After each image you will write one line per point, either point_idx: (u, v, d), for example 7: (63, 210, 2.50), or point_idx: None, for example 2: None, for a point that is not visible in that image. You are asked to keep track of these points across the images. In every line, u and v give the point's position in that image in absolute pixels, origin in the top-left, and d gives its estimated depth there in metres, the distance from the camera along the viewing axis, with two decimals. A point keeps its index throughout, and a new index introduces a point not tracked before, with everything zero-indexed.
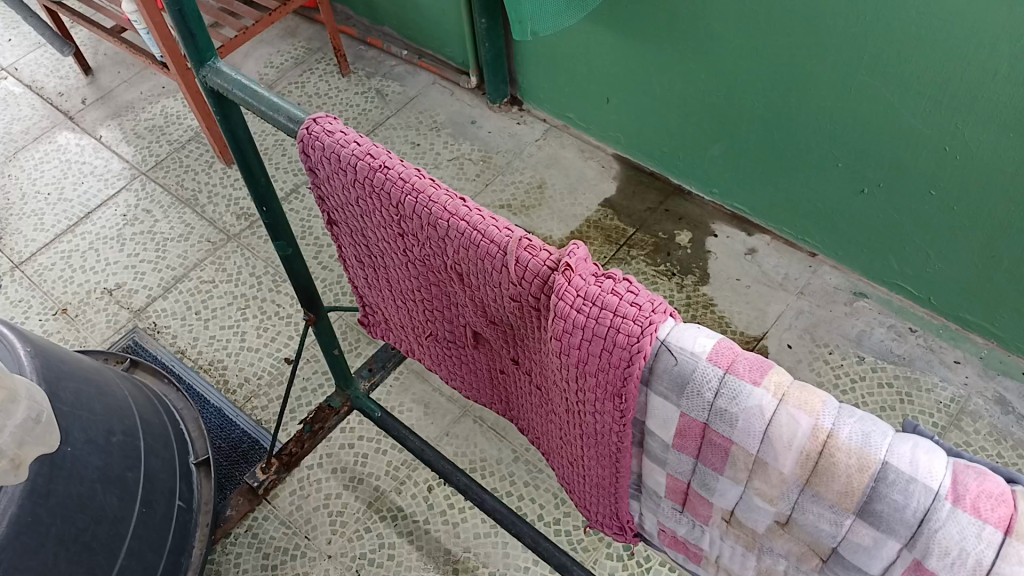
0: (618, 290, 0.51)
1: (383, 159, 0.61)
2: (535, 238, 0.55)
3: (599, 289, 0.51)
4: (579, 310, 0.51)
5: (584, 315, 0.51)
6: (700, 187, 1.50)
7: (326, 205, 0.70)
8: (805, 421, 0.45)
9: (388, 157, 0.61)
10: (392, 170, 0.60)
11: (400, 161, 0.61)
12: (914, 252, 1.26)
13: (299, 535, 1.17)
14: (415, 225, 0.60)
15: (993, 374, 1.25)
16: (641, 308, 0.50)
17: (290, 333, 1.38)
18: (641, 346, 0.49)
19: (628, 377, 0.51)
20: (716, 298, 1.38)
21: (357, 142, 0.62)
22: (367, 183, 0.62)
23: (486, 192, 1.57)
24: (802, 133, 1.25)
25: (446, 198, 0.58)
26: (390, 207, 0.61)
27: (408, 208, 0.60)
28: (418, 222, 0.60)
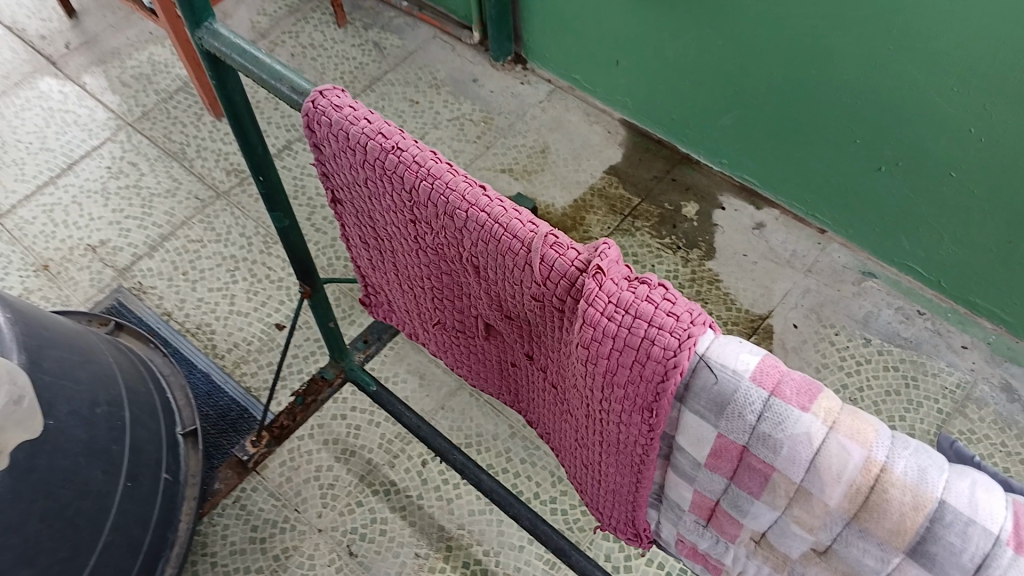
0: (653, 297, 0.47)
1: (396, 139, 0.56)
2: (562, 235, 0.50)
3: (633, 296, 0.47)
4: (609, 319, 0.48)
5: (613, 325, 0.48)
6: (708, 157, 1.45)
7: (329, 184, 0.65)
8: (858, 452, 0.42)
9: (402, 138, 0.56)
10: (406, 152, 0.55)
11: (414, 141, 0.56)
12: (927, 232, 1.22)
13: (289, 508, 1.13)
14: (431, 215, 0.56)
15: (1000, 360, 1.22)
16: (679, 318, 0.46)
17: (281, 297, 1.33)
18: (678, 361, 0.46)
19: (660, 389, 0.47)
20: (721, 274, 1.34)
21: (367, 121, 0.57)
22: (377, 165, 0.57)
23: (486, 155, 1.51)
24: (822, 106, 1.20)
25: (465, 188, 0.53)
26: (403, 193, 0.57)
27: (423, 196, 0.55)
28: (433, 211, 0.55)
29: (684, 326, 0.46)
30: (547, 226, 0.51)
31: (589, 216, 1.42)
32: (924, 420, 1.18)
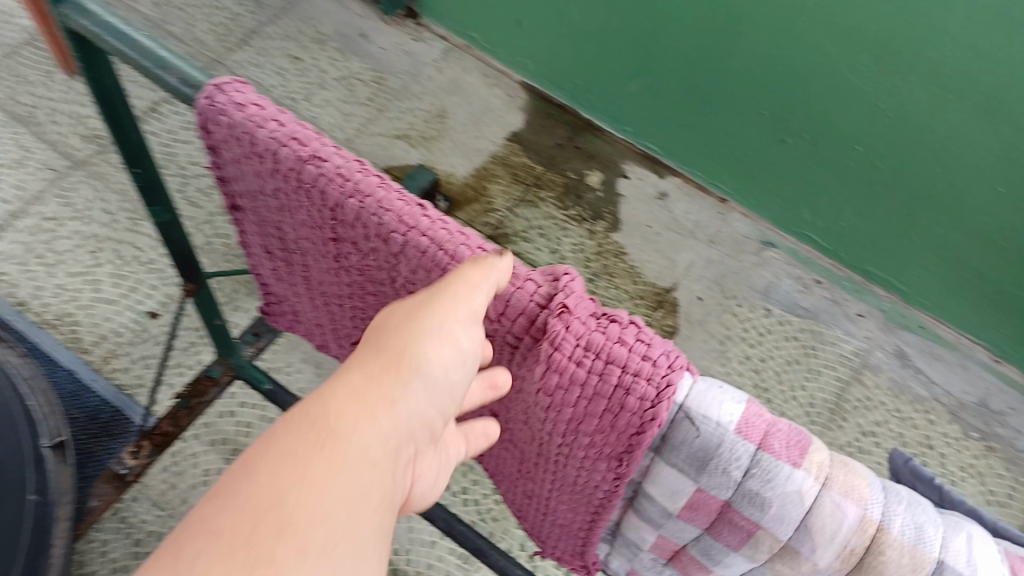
0: (626, 338, 0.41)
1: (315, 147, 0.48)
2: (518, 265, 0.44)
3: (603, 338, 0.42)
4: (577, 362, 0.42)
5: (581, 370, 0.42)
6: (611, 124, 1.41)
7: (227, 188, 0.56)
8: (853, 511, 0.39)
9: (322, 145, 0.48)
10: (327, 162, 0.47)
11: (335, 148, 0.48)
12: (829, 203, 1.23)
13: (176, 517, 1.04)
14: (358, 235, 0.49)
15: (894, 328, 1.26)
16: (656, 364, 0.41)
17: (153, 283, 1.21)
18: (657, 414, 0.41)
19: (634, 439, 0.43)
20: (627, 246, 1.31)
21: (278, 124, 0.48)
22: (292, 176, 0.49)
23: (379, 119, 1.41)
24: (732, 76, 1.17)
25: (401, 208, 0.46)
26: (324, 210, 0.49)
27: (349, 214, 0.48)
28: (363, 230, 0.48)
29: (662, 372, 0.41)
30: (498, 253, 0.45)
31: (491, 186, 1.35)
32: (823, 389, 1.19)
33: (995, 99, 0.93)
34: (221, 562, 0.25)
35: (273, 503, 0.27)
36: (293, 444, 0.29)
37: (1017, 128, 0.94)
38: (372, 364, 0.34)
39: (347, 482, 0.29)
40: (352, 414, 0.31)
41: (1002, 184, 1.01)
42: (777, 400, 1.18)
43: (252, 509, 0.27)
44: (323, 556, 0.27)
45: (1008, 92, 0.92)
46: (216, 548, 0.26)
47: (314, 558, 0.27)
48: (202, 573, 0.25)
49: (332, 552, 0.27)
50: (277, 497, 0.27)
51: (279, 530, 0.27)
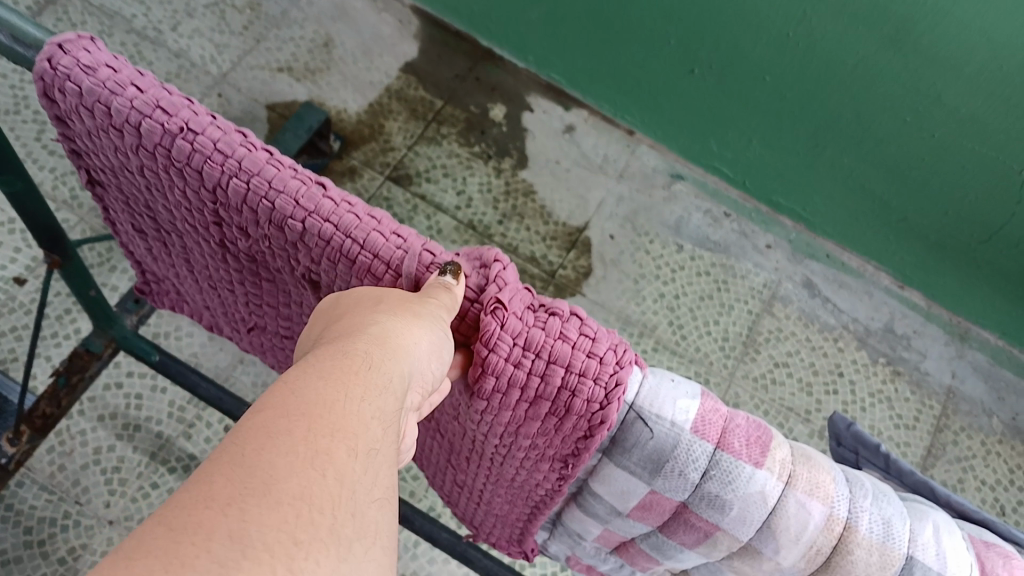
0: (569, 333, 0.36)
1: (186, 118, 0.40)
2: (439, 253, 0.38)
3: (543, 335, 0.36)
4: (514, 363, 0.36)
5: (516, 372, 0.36)
6: (512, 52, 1.34)
7: (84, 163, 0.48)
8: (820, 510, 0.37)
9: (194, 116, 0.40)
10: (201, 137, 0.39)
11: (210, 118, 0.40)
12: (736, 135, 1.20)
13: (69, 500, 0.95)
14: (247, 221, 0.41)
15: (801, 258, 1.26)
16: (604, 362, 0.36)
17: (16, 244, 1.08)
18: (606, 416, 0.36)
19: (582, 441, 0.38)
20: (536, 185, 1.26)
21: (138, 92, 0.40)
22: (161, 154, 0.41)
23: (258, 51, 1.29)
24: (635, 6, 1.11)
25: (297, 190, 0.39)
26: (204, 193, 0.41)
27: (234, 199, 0.40)
28: (252, 216, 0.41)
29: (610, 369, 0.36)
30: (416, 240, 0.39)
31: (389, 123, 1.27)
32: (736, 323, 1.19)
33: (904, 28, 0.90)
34: (288, 442, 0.22)
35: (322, 408, 0.24)
36: (328, 364, 0.27)
37: (925, 59, 0.92)
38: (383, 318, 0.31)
39: (380, 405, 0.26)
40: (378, 354, 0.29)
41: (909, 114, 1.00)
42: (692, 338, 1.17)
43: (304, 410, 0.24)
44: (373, 466, 0.24)
45: (916, 22, 0.89)
46: (276, 434, 0.22)
47: (364, 462, 0.24)
48: (269, 452, 0.22)
49: (377, 466, 0.24)
50: (327, 402, 0.24)
51: (333, 429, 0.24)
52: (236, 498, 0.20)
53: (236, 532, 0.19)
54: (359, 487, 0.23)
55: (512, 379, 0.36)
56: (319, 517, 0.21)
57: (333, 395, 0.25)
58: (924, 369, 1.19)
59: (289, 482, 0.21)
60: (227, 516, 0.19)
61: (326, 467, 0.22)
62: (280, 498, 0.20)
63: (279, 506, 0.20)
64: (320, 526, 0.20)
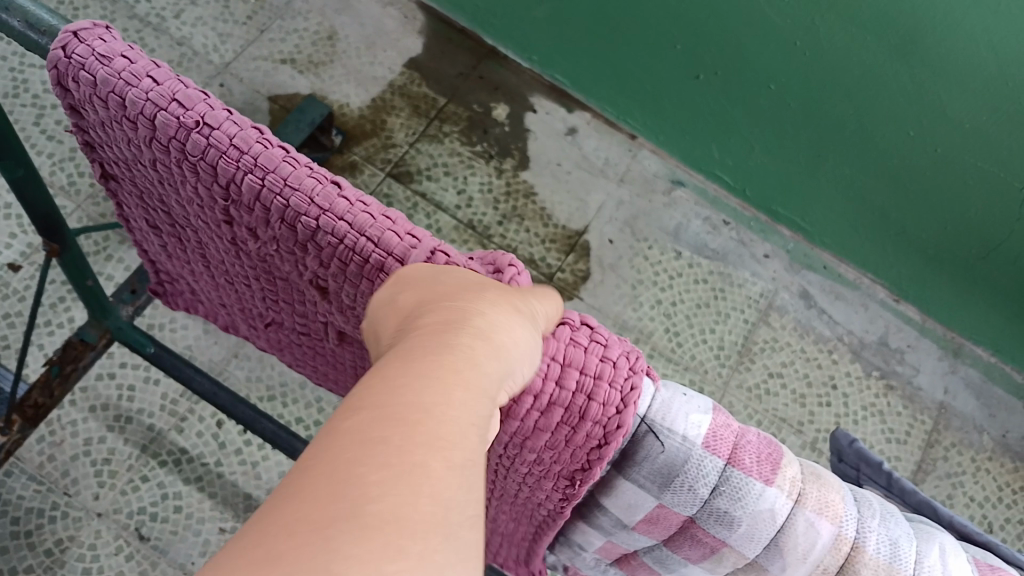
0: (580, 338, 0.36)
1: (202, 111, 0.39)
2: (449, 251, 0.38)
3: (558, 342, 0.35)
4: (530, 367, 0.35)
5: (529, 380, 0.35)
6: (517, 51, 1.33)
7: (98, 156, 0.47)
8: (828, 530, 0.37)
9: (211, 108, 0.39)
10: (217, 130, 0.39)
11: (226, 111, 0.40)
12: (739, 142, 1.20)
13: (58, 491, 0.94)
14: (259, 219, 0.41)
15: (799, 269, 1.27)
16: (616, 364, 0.36)
17: (11, 230, 1.06)
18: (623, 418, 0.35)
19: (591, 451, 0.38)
20: (536, 186, 1.26)
21: (155, 84, 0.39)
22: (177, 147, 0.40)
23: (261, 41, 1.28)
24: (643, 8, 1.10)
25: (313, 188, 0.39)
26: (217, 189, 0.41)
27: (248, 196, 0.40)
28: (265, 214, 0.40)
29: (622, 374, 0.36)
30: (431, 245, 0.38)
31: (390, 119, 1.26)
32: (732, 332, 1.20)
33: (913, 39, 0.90)
34: (382, 457, 0.22)
35: (418, 419, 0.24)
36: (425, 362, 0.26)
37: (930, 72, 0.93)
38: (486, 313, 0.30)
39: (476, 411, 0.26)
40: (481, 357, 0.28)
41: (912, 127, 1.00)
42: (688, 346, 1.17)
43: (402, 418, 0.24)
44: (467, 480, 0.24)
45: (926, 32, 0.89)
46: (371, 448, 0.22)
47: (460, 476, 0.24)
48: (366, 471, 0.22)
49: (470, 479, 0.24)
50: (422, 412, 0.24)
51: (431, 439, 0.24)
52: (329, 521, 0.20)
53: (329, 557, 0.19)
54: (453, 505, 0.23)
55: (526, 386, 0.35)
56: (412, 541, 0.21)
57: (433, 403, 0.25)
58: (917, 383, 1.20)
59: (381, 503, 0.21)
60: (319, 544, 0.20)
61: (423, 485, 0.22)
62: (374, 521, 0.21)
63: (370, 531, 0.20)
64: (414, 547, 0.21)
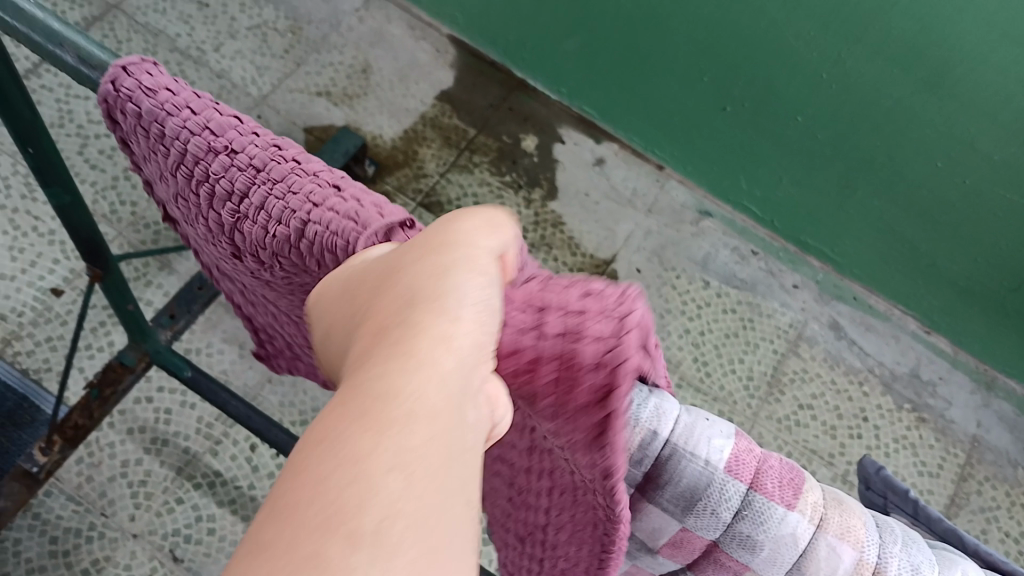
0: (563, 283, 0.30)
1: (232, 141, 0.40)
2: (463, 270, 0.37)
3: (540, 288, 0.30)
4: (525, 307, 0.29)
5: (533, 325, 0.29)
6: (546, 84, 1.35)
7: (152, 191, 0.49)
8: (851, 555, 0.37)
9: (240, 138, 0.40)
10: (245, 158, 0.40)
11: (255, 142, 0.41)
12: (767, 173, 1.21)
13: (94, 512, 0.96)
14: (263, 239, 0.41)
15: (828, 299, 1.26)
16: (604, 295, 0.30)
17: (55, 256, 1.10)
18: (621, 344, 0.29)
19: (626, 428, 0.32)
20: (565, 215, 1.27)
21: (190, 111, 0.40)
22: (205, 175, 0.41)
23: (298, 74, 1.31)
24: (672, 41, 1.12)
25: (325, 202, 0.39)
26: (229, 211, 0.41)
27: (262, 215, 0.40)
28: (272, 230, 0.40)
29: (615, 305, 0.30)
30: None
31: (422, 150, 1.29)
32: (761, 362, 1.19)
33: (942, 72, 0.91)
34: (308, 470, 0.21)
35: (359, 408, 0.22)
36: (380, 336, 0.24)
37: (960, 105, 0.93)
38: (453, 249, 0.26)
39: (436, 369, 0.23)
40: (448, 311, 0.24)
41: (941, 158, 1.00)
42: (717, 375, 1.17)
43: (350, 411, 0.22)
44: (439, 456, 0.22)
45: (954, 66, 0.90)
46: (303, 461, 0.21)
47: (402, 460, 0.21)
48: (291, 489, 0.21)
49: (428, 458, 0.22)
50: (361, 402, 0.22)
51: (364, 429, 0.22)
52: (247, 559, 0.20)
53: None
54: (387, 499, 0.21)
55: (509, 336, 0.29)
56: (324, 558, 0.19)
57: (389, 379, 0.22)
58: (949, 416, 1.19)
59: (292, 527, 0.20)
60: None
61: (348, 488, 0.20)
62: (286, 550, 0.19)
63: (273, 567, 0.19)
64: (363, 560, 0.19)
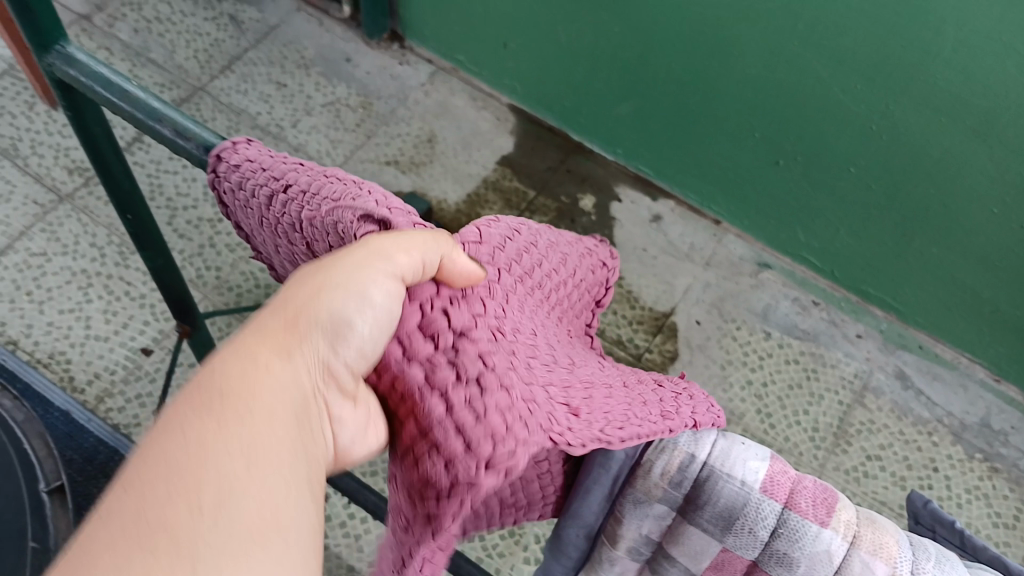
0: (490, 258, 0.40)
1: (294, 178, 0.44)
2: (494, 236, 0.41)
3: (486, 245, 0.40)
4: (431, 332, 0.34)
5: (435, 336, 0.34)
6: (602, 146, 1.40)
7: (279, 273, 0.54)
8: (883, 570, 0.39)
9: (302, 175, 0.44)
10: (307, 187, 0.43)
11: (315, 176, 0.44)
12: (823, 225, 1.22)
13: None
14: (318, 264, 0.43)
15: (893, 348, 1.25)
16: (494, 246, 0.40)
17: (146, 319, 1.18)
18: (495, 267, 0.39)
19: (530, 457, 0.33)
20: (624, 271, 1.31)
21: (259, 166, 0.45)
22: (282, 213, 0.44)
23: (368, 145, 1.40)
24: (722, 100, 1.16)
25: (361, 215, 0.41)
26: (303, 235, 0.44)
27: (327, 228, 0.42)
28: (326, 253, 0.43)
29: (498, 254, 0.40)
30: (476, 249, 0.39)
31: (485, 212, 1.34)
32: (826, 413, 1.19)
33: (989, 120, 0.92)
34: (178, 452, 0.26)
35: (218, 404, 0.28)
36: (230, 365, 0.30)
37: (1011, 151, 0.94)
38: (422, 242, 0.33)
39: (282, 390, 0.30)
40: (375, 292, 0.32)
41: (997, 205, 1.01)
42: (781, 426, 1.17)
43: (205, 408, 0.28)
44: (297, 434, 0.29)
45: (1003, 114, 0.91)
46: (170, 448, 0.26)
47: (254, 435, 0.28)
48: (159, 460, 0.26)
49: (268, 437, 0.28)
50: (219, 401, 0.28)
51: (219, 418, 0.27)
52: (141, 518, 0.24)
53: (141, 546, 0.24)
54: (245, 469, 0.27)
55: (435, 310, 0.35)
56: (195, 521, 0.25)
57: (257, 372, 0.29)
58: None
59: (172, 487, 0.25)
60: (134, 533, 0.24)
61: (213, 466, 0.26)
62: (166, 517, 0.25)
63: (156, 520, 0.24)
64: (238, 470, 0.26)
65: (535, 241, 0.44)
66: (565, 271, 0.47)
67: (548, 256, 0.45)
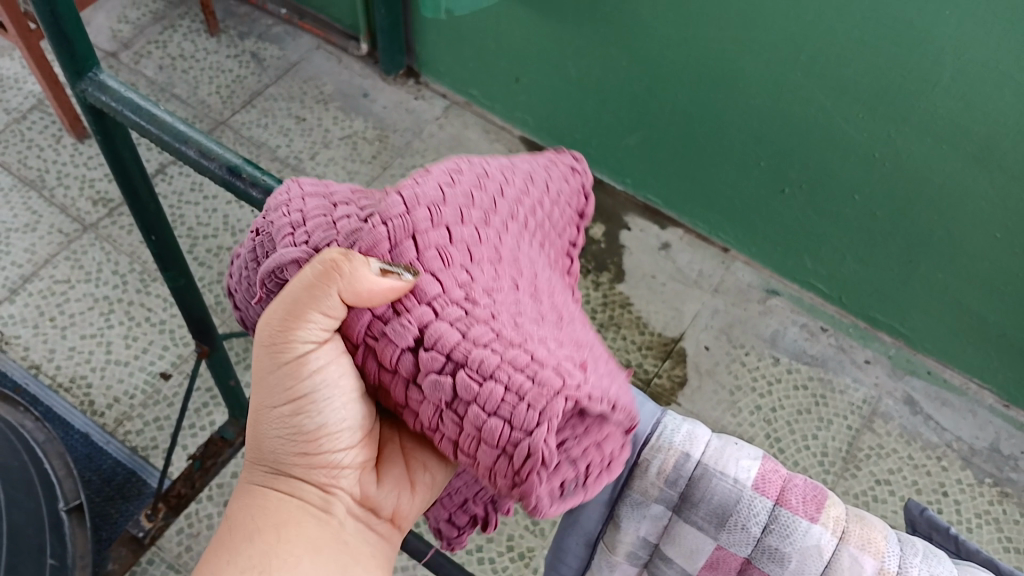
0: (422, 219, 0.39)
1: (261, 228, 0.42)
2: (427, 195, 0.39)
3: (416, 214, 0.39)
4: (389, 354, 0.38)
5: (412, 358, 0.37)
6: (611, 176, 1.43)
7: None
8: (871, 564, 0.41)
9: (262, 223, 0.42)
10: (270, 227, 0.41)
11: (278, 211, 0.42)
12: (830, 252, 1.24)
13: None
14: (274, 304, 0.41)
15: (902, 374, 1.26)
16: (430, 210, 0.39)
17: (164, 344, 1.21)
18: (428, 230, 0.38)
19: (536, 424, 0.35)
20: (633, 297, 1.33)
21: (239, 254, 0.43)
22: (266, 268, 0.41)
23: (384, 176, 1.43)
24: (728, 131, 1.18)
25: (284, 239, 0.40)
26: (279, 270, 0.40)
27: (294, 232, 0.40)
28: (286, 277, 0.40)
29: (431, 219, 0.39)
30: (405, 222, 0.38)
31: None
32: (835, 438, 1.19)
33: (989, 145, 0.94)
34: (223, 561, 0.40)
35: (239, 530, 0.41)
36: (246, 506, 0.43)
37: (1012, 175, 0.96)
38: (312, 309, 0.37)
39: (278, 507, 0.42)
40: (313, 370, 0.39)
41: (1000, 230, 1.02)
42: (790, 451, 1.18)
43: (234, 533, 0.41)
44: (303, 524, 0.41)
45: (1003, 140, 0.93)
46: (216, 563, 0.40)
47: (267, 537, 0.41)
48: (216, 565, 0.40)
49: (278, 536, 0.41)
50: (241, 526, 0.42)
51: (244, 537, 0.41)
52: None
53: None
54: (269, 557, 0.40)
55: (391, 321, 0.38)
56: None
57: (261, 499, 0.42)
58: None
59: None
60: None
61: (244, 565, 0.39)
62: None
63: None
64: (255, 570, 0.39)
65: (483, 173, 0.42)
66: (534, 189, 0.44)
67: (503, 184, 0.42)
